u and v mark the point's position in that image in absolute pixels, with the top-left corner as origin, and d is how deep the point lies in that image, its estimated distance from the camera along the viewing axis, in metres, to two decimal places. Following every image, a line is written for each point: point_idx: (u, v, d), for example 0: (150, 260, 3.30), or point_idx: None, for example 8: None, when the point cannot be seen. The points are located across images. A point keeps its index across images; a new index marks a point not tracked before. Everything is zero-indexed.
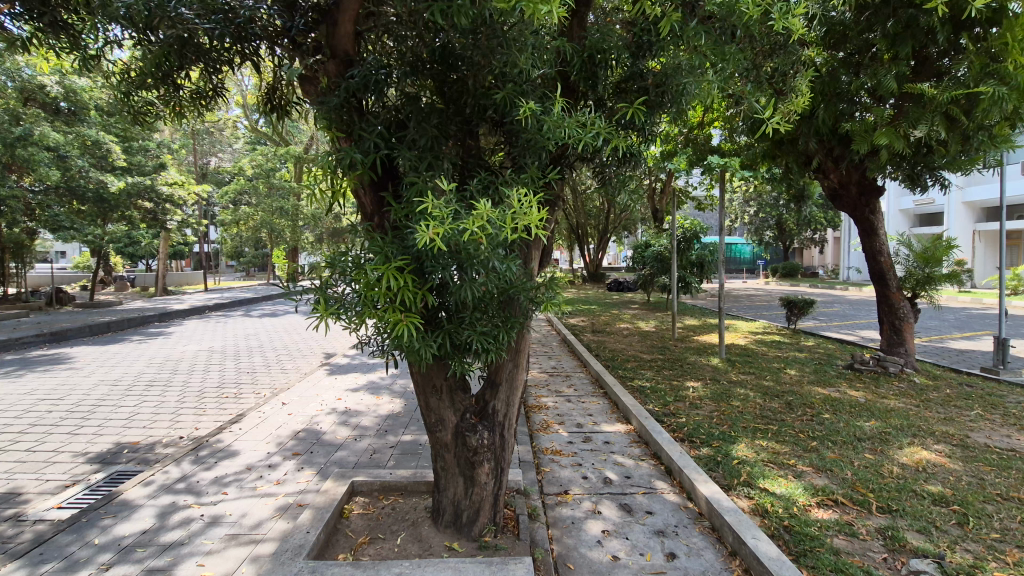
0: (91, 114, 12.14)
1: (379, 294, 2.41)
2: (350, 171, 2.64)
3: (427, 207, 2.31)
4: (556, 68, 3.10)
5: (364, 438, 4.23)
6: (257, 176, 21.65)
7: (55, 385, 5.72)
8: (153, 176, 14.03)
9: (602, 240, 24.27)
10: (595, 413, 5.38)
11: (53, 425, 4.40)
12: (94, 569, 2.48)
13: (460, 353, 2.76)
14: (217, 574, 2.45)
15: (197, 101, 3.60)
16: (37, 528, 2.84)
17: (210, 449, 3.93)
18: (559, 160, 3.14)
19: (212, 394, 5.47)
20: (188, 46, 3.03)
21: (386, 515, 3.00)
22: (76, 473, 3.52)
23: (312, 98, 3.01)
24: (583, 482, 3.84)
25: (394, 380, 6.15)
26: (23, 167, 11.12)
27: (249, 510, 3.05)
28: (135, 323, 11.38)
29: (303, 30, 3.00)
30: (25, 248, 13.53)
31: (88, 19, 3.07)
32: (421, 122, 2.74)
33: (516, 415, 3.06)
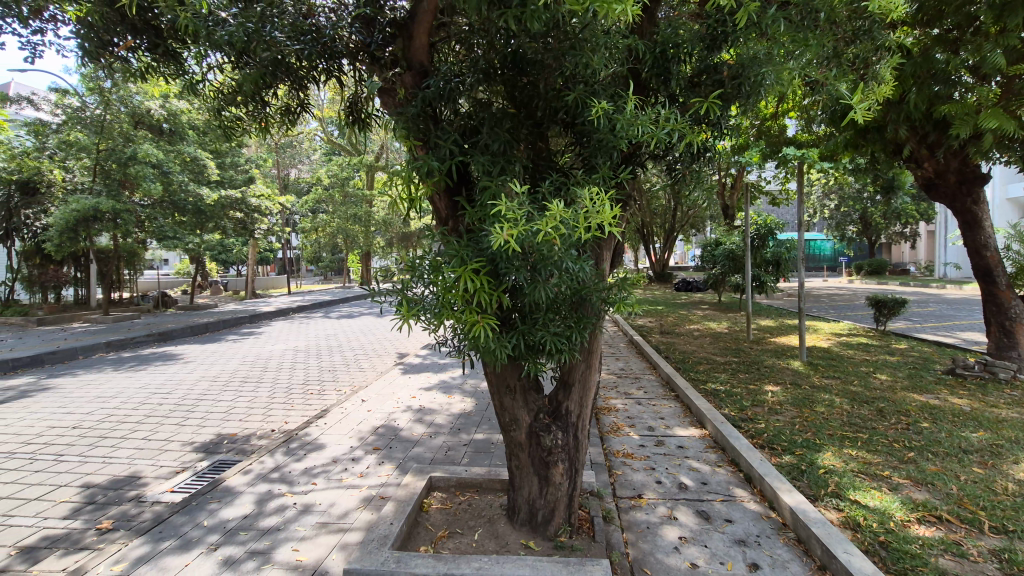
0: (189, 133, 13.20)
1: (455, 296, 2.48)
2: (427, 178, 2.74)
3: (502, 210, 2.35)
4: (627, 67, 3.06)
5: (439, 436, 4.36)
6: (333, 186, 22.87)
7: (165, 380, 6.33)
8: (243, 189, 15.26)
9: (669, 238, 23.66)
10: (667, 416, 5.26)
11: (163, 416, 4.87)
12: (204, 549, 2.72)
13: (534, 354, 2.78)
14: (311, 559, 2.62)
15: (285, 115, 3.84)
16: (155, 509, 3.16)
17: (299, 442, 4.20)
18: (630, 158, 3.10)
19: (298, 390, 5.84)
20: (280, 66, 3.19)
21: (463, 511, 3.09)
22: (185, 460, 3.88)
23: (390, 109, 3.14)
24: (657, 486, 3.76)
25: (465, 380, 6.30)
26: (133, 183, 12.32)
27: (337, 500, 3.24)
28: (228, 324, 12.38)
29: (382, 44, 3.17)
30: (136, 257, 15.06)
31: (194, 47, 3.34)
32: (494, 127, 2.80)
33: (589, 417, 3.05)
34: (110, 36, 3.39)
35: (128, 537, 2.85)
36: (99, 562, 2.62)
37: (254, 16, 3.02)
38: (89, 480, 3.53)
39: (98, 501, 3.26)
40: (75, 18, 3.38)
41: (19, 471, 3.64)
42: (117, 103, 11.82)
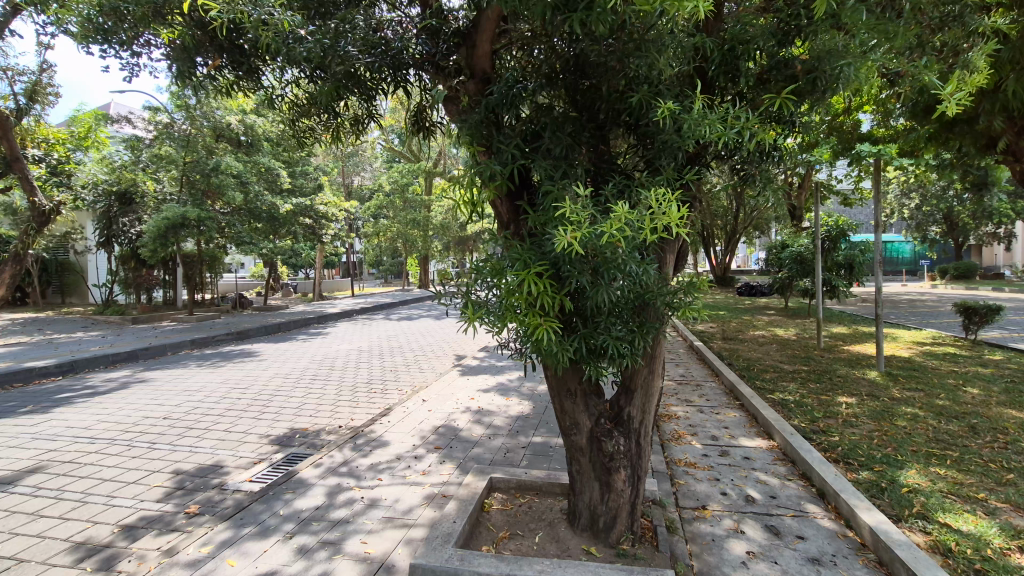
0: (263, 145, 14.03)
1: (518, 299, 2.51)
2: (490, 182, 2.77)
3: (566, 213, 2.36)
4: (693, 66, 2.99)
5: (497, 437, 4.41)
6: (393, 192, 23.66)
7: (243, 376, 6.76)
8: (312, 197, 16.10)
9: (731, 240, 22.83)
10: (731, 426, 5.06)
11: (242, 410, 5.20)
12: (281, 536, 2.88)
13: (596, 358, 2.76)
14: (379, 552, 2.72)
15: (355, 125, 4.00)
16: (237, 496, 3.38)
17: (365, 438, 4.37)
18: (696, 159, 3.03)
19: (363, 389, 6.08)
20: (352, 78, 3.34)
21: (523, 513, 3.10)
22: (262, 451, 4.12)
23: (454, 116, 3.22)
24: (721, 498, 3.63)
25: (522, 382, 6.35)
26: (216, 193, 13.26)
27: (401, 496, 3.34)
28: (299, 324, 13.07)
29: (446, 54, 3.26)
30: (217, 261, 16.20)
31: (274, 63, 3.55)
32: (557, 131, 2.81)
33: (652, 423, 3.00)
34: (201, 57, 3.65)
35: (213, 521, 3.07)
36: (189, 543, 2.83)
37: (330, 33, 3.18)
38: (178, 467, 3.82)
39: (187, 486, 3.52)
40: (168, 44, 3.69)
41: (120, 456, 4.00)
42: (202, 119, 12.65)
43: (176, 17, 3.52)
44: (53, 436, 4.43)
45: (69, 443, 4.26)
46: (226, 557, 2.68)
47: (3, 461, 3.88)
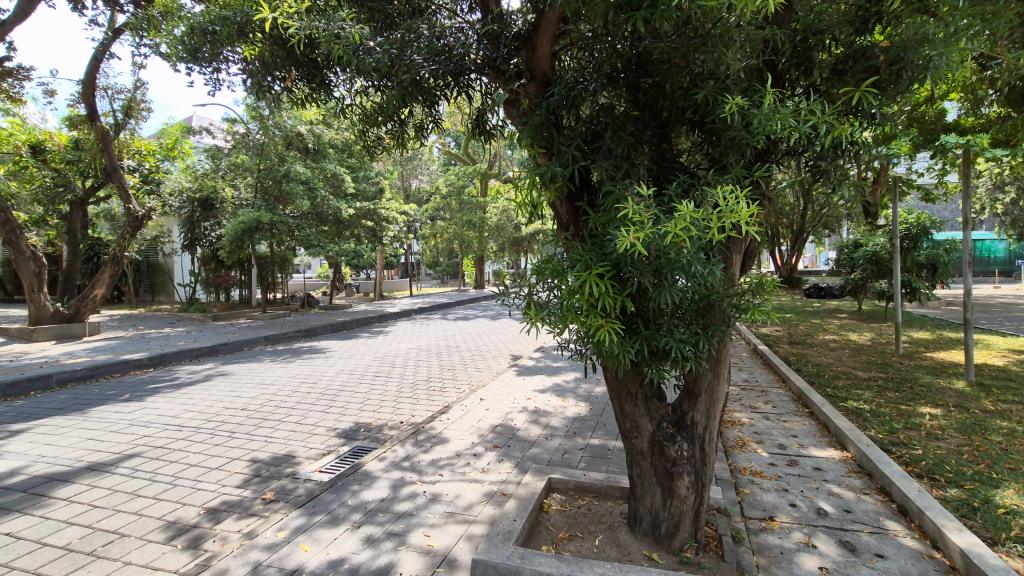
0: (329, 152, 14.67)
1: (579, 300, 2.51)
2: (551, 184, 2.78)
3: (629, 213, 2.34)
4: (762, 59, 2.87)
5: (555, 438, 4.42)
6: (450, 194, 24.16)
7: (311, 372, 7.12)
8: (375, 201, 16.71)
9: (798, 239, 21.73)
10: (800, 434, 4.82)
11: (310, 404, 5.47)
12: (349, 526, 3.01)
13: (658, 360, 2.71)
14: (441, 546, 2.79)
15: (419, 131, 4.13)
16: (308, 485, 3.57)
17: (426, 434, 4.49)
18: (764, 155, 2.91)
19: (423, 386, 6.25)
20: (417, 86, 3.43)
21: (582, 515, 3.09)
22: (330, 444, 4.33)
23: (514, 119, 3.24)
24: (790, 510, 3.47)
25: (578, 384, 6.33)
26: (286, 198, 14.00)
27: (461, 492, 3.41)
28: (361, 322, 13.59)
29: (506, 57, 3.29)
30: (286, 262, 17.12)
31: (345, 74, 3.71)
32: (618, 131, 2.78)
33: (717, 429, 2.90)
34: (279, 71, 3.88)
35: (287, 508, 3.25)
36: (267, 527, 3.01)
37: (398, 43, 3.28)
38: (255, 456, 4.08)
39: (262, 474, 3.75)
40: (250, 61, 3.95)
41: (204, 443, 4.32)
42: (274, 128, 13.37)
43: (256, 35, 3.75)
44: (147, 423, 4.84)
45: (161, 429, 4.64)
46: (300, 543, 2.83)
47: (106, 444, 4.28)
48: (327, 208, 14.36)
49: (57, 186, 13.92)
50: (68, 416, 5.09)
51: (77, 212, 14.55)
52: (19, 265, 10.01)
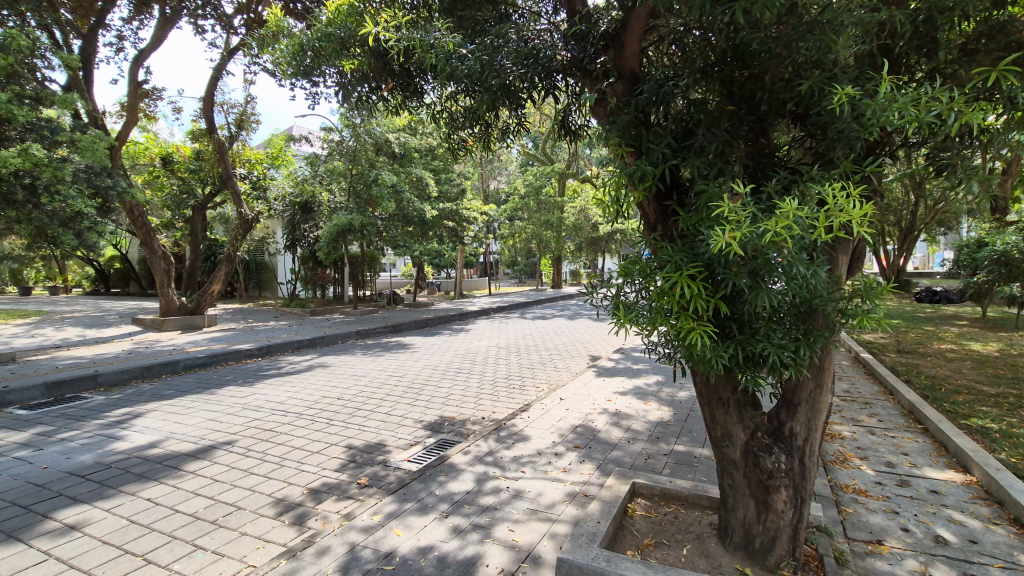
0: (414, 156, 15.28)
1: (669, 301, 2.44)
2: (639, 183, 2.72)
3: (724, 212, 2.25)
4: (876, 44, 2.64)
5: (637, 441, 4.34)
6: (528, 194, 24.34)
7: (398, 366, 7.47)
8: (456, 202, 17.19)
9: (909, 238, 19.70)
10: (911, 453, 4.39)
11: (398, 396, 5.76)
12: (437, 515, 3.14)
13: (753, 366, 2.57)
14: (526, 542, 2.83)
15: (506, 133, 4.20)
16: (398, 473, 3.77)
17: (508, 431, 4.58)
18: (876, 148, 2.68)
19: (503, 384, 6.36)
20: (507, 91, 3.50)
21: (669, 522, 3.01)
22: (417, 435, 4.53)
23: (601, 118, 3.20)
24: (901, 534, 3.17)
25: (661, 387, 6.17)
26: (375, 201, 14.74)
27: (544, 490, 3.44)
28: (443, 320, 14.05)
29: (593, 57, 3.25)
30: (374, 261, 18.07)
31: (435, 82, 3.86)
32: (711, 127, 2.67)
33: (818, 442, 2.72)
34: (377, 82, 4.11)
35: (380, 494, 3.45)
36: (363, 510, 3.21)
37: (488, 49, 3.37)
38: (350, 442, 4.36)
39: (357, 460, 4.00)
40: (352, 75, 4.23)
41: (305, 429, 4.68)
42: (365, 135, 14.14)
43: (356, 49, 4.00)
44: (257, 407, 5.32)
45: (269, 414, 5.09)
46: (393, 527, 3.00)
47: (224, 425, 4.76)
48: (411, 210, 14.97)
49: (182, 193, 15.62)
50: (193, 398, 5.72)
51: (198, 217, 16.29)
52: (153, 263, 11.38)
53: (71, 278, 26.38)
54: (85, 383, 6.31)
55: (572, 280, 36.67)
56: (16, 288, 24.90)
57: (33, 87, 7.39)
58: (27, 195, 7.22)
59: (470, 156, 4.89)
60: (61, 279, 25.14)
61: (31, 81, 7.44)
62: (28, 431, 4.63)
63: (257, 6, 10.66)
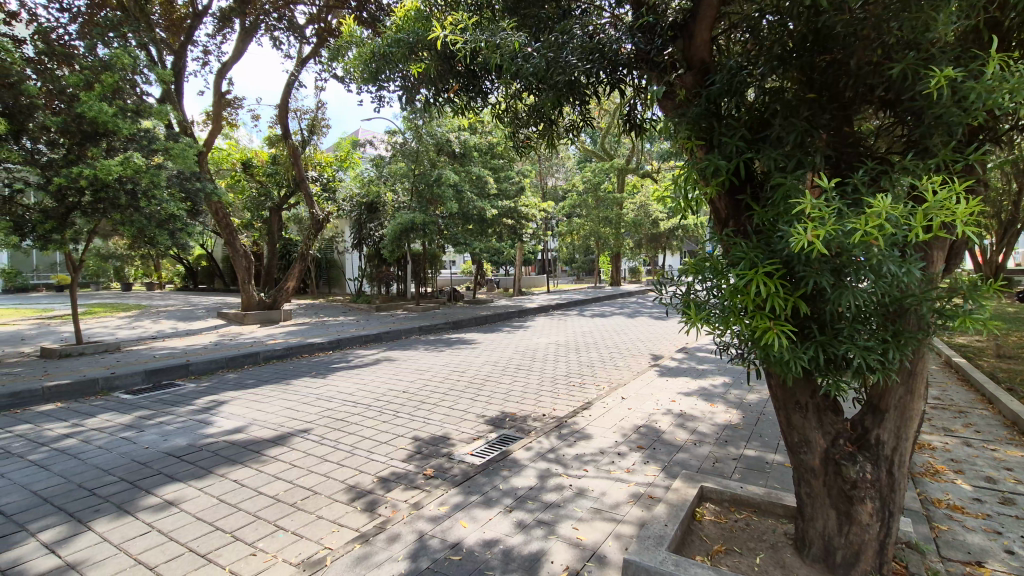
0: (473, 155, 15.47)
1: (742, 300, 2.34)
2: (712, 178, 2.61)
3: (806, 207, 2.13)
4: (980, 20, 2.41)
5: (704, 444, 4.21)
6: (587, 191, 24.04)
7: (460, 362, 7.62)
8: (516, 199, 17.23)
9: (1015, 231, 17.77)
10: (1016, 468, 3.99)
11: (460, 391, 5.87)
12: (502, 509, 3.18)
13: (835, 370, 2.42)
14: (591, 541, 2.82)
15: (570, 130, 4.19)
16: (462, 466, 3.85)
17: (569, 429, 4.57)
18: (978, 134, 2.45)
19: (564, 381, 6.35)
20: (573, 87, 3.49)
21: (740, 529, 2.90)
22: (479, 429, 4.61)
23: (669, 112, 3.10)
24: (1005, 557, 2.89)
25: (728, 389, 5.94)
26: (437, 200, 15.05)
27: (608, 490, 3.41)
28: (503, 317, 14.18)
29: (660, 48, 3.16)
30: (435, 259, 18.48)
31: (500, 81, 3.91)
32: (789, 117, 2.53)
33: (909, 452, 2.52)
34: (443, 84, 4.21)
35: (446, 485, 3.54)
36: (430, 501, 3.31)
37: (554, 46, 3.36)
38: (416, 434, 4.50)
39: (423, 452, 4.13)
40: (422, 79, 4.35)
41: (373, 419, 4.88)
42: (427, 135, 14.45)
43: (424, 53, 4.10)
44: (330, 398, 5.61)
45: (340, 405, 5.35)
46: (459, 519, 3.07)
47: (299, 414, 5.05)
48: (472, 208, 15.14)
49: (260, 195, 16.66)
50: (272, 388, 6.10)
51: (274, 218, 17.32)
52: (235, 261, 12.23)
53: (165, 275, 28.80)
54: (178, 371, 6.89)
55: (631, 278, 35.92)
56: (119, 283, 27.49)
57: (134, 101, 8.08)
58: (129, 199, 7.92)
59: (535, 153, 4.92)
60: (157, 275, 27.52)
61: (132, 96, 8.14)
62: (131, 414, 5.10)
63: (328, 16, 11.13)
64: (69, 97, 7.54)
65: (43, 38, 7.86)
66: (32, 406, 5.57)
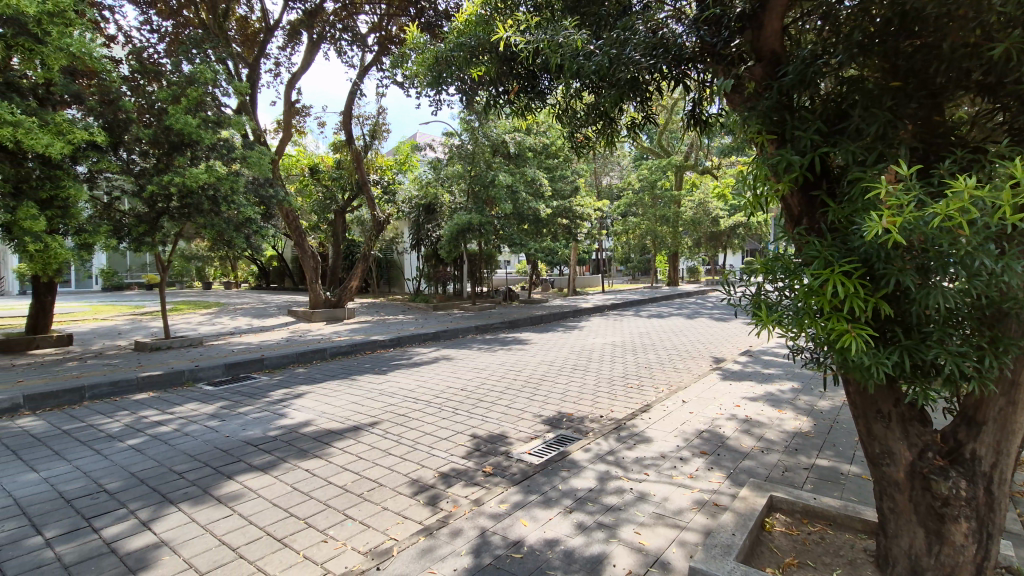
0: (528, 155, 15.50)
1: (817, 301, 2.22)
2: (784, 174, 2.47)
3: (881, 196, 2.01)
4: None
5: (772, 452, 4.02)
6: (643, 189, 23.50)
7: (515, 361, 7.67)
8: (570, 199, 17.03)
9: None
10: None
11: (517, 390, 5.92)
12: (562, 510, 3.18)
13: (923, 377, 2.25)
14: (654, 547, 2.77)
15: (631, 128, 4.13)
16: (521, 465, 3.88)
17: (628, 431, 4.50)
18: None
19: (621, 383, 6.26)
20: (635, 84, 3.44)
21: (814, 542, 2.75)
22: (537, 429, 4.62)
23: (736, 106, 2.98)
24: None
25: (798, 395, 5.65)
26: (492, 201, 15.21)
27: (670, 495, 3.34)
28: (558, 317, 14.15)
29: (727, 41, 3.05)
30: (490, 259, 18.67)
31: (560, 81, 3.91)
32: (869, 107, 2.37)
33: (1009, 468, 2.30)
34: (503, 86, 4.26)
35: (505, 484, 3.58)
36: (491, 498, 3.36)
37: (616, 43, 3.32)
38: (474, 432, 4.57)
39: (482, 449, 4.19)
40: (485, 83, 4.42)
41: (433, 416, 5.01)
42: (482, 136, 14.61)
43: (485, 57, 4.17)
44: (392, 394, 5.80)
45: (402, 401, 5.52)
46: (520, 517, 3.09)
47: (364, 408, 5.25)
48: (527, 208, 15.20)
49: (326, 199, 17.47)
50: (338, 383, 6.38)
51: (338, 220, 18.10)
52: (304, 261, 12.89)
53: (241, 275, 30.75)
54: (254, 364, 7.34)
55: (690, 277, 34.77)
56: (200, 283, 29.62)
57: (215, 112, 8.68)
58: (211, 205, 8.51)
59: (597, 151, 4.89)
60: (234, 276, 29.41)
61: (212, 108, 8.73)
62: (214, 404, 5.49)
63: (388, 24, 11.50)
64: (158, 111, 8.23)
65: (136, 58, 8.58)
66: (129, 394, 6.10)
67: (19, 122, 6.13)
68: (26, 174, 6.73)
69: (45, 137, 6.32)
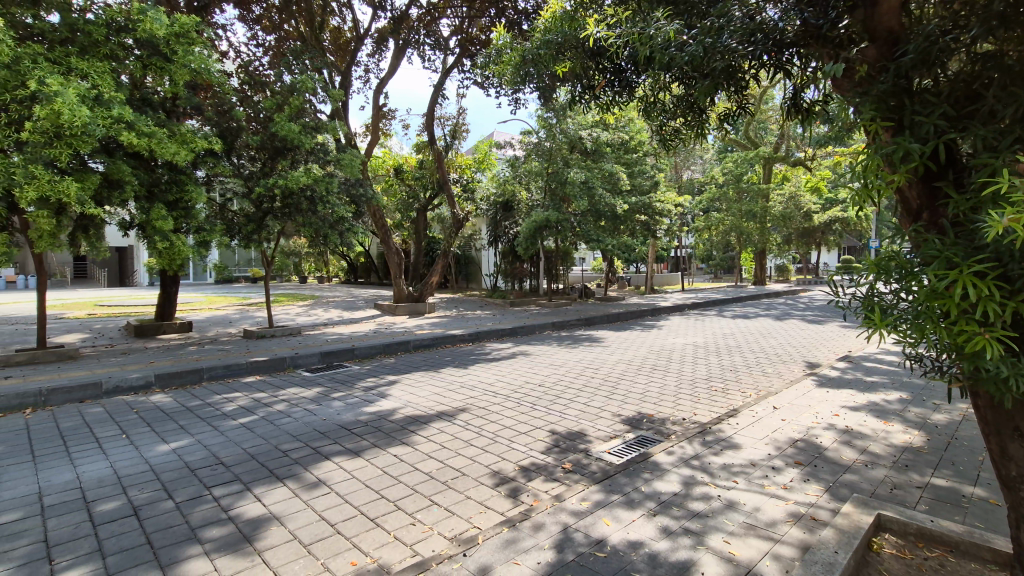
0: (606, 150, 15.25)
1: (942, 304, 2.00)
2: (901, 164, 2.21)
3: (1005, 190, 1.80)
4: None
5: (878, 467, 3.70)
6: (728, 183, 22.36)
7: (593, 359, 7.61)
8: (650, 194, 16.35)
9: None
10: None
11: (595, 388, 5.87)
12: (646, 512, 3.12)
13: None
14: (745, 557, 2.65)
15: (725, 119, 3.95)
16: (601, 463, 3.85)
17: (714, 436, 4.33)
18: None
19: (705, 385, 6.02)
20: (730, 74, 3.29)
21: (932, 569, 2.49)
22: (617, 429, 4.56)
23: (846, 92, 2.75)
24: None
25: (908, 406, 5.15)
26: (569, 199, 15.15)
27: (762, 506, 3.17)
28: (635, 315, 13.87)
29: (835, 22, 2.84)
30: (566, 256, 18.59)
31: (648, 73, 3.81)
32: (1009, 86, 2.11)
33: None
34: (590, 81, 4.22)
35: (586, 482, 3.57)
36: (572, 495, 3.37)
37: (711, 31, 3.16)
38: (553, 428, 4.59)
39: (561, 446, 4.20)
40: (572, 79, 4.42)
41: (513, 410, 5.09)
42: (559, 133, 14.60)
43: (570, 53, 4.15)
44: (472, 387, 5.95)
45: (482, 394, 5.65)
46: (602, 517, 3.07)
47: (446, 399, 5.45)
48: (604, 205, 14.99)
49: (409, 198, 18.22)
50: (422, 374, 6.64)
51: (420, 218, 18.82)
52: (389, 257, 13.53)
53: (333, 269, 32.92)
54: (345, 354, 7.84)
55: (778, 276, 32.56)
56: (298, 277, 32.04)
57: (313, 119, 9.35)
58: (309, 205, 9.15)
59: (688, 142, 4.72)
60: (326, 270, 31.51)
61: (310, 114, 9.38)
62: (312, 390, 5.92)
63: (469, 26, 11.75)
64: (263, 119, 8.96)
65: (245, 71, 9.38)
66: (239, 376, 6.73)
67: (153, 133, 6.81)
68: (157, 178, 7.54)
69: (173, 146, 7.05)
